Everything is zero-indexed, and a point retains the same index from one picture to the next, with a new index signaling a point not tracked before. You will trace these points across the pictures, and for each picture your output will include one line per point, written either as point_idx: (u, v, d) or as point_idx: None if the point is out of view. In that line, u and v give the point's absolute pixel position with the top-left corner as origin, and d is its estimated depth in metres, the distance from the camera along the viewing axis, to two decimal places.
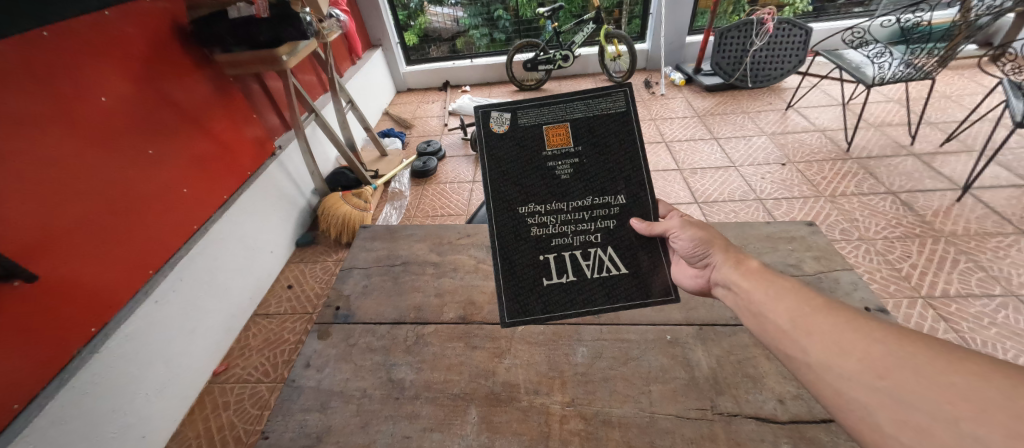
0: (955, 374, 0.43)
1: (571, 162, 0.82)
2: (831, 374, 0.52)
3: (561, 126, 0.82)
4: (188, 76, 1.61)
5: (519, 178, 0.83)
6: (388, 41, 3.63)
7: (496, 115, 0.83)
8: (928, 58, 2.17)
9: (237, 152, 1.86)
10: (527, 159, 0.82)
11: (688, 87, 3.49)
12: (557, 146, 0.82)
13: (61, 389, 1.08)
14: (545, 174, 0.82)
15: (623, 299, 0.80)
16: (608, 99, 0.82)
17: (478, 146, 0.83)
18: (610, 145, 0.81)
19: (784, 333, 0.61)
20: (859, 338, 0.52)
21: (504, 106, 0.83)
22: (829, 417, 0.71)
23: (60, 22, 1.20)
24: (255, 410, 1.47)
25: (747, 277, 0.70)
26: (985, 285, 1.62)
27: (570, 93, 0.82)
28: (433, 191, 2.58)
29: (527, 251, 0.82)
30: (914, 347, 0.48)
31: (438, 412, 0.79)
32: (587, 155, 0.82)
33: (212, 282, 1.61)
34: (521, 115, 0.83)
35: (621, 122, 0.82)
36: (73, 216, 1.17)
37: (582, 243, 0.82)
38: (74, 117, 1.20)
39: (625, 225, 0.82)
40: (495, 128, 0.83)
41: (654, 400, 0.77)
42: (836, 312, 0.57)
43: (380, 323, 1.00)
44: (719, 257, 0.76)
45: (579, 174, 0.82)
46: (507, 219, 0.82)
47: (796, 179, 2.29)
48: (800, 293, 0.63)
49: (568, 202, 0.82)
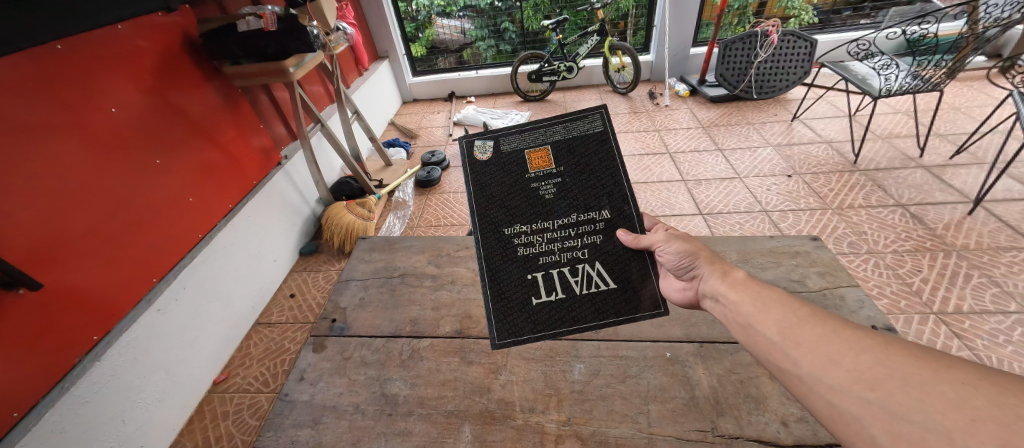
0: (943, 383, 0.42)
1: (553, 182, 0.82)
2: (822, 386, 0.50)
3: (541, 149, 0.83)
4: (197, 86, 1.65)
5: (504, 200, 0.82)
6: (396, 53, 3.69)
7: (479, 143, 0.84)
8: (936, 70, 2.12)
9: (244, 161, 1.88)
10: (511, 181, 0.83)
11: (693, 98, 3.49)
12: (539, 168, 0.83)
13: (61, 397, 1.09)
14: (529, 195, 0.82)
15: (612, 314, 0.78)
16: (585, 120, 0.84)
17: (462, 175, 0.84)
18: (590, 163, 0.81)
19: (773, 345, 0.58)
20: (847, 347, 0.51)
21: (486, 135, 0.84)
22: (834, 442, 0.69)
23: (76, 36, 1.23)
24: (254, 420, 1.46)
25: (736, 289, 0.68)
26: (999, 302, 1.58)
27: (547, 118, 0.83)
28: (436, 200, 2.59)
29: (514, 270, 0.81)
30: (901, 356, 0.47)
31: (431, 429, 0.78)
32: (569, 175, 0.82)
33: (216, 289, 1.62)
34: (503, 141, 0.84)
35: (601, 140, 0.82)
36: (81, 225, 1.19)
37: (570, 260, 0.81)
38: (86, 126, 1.23)
39: (613, 239, 0.81)
40: (478, 155, 0.84)
41: (654, 421, 0.75)
42: (823, 322, 0.56)
43: (375, 337, 0.99)
44: (706, 269, 0.74)
45: (563, 193, 0.82)
46: (494, 240, 0.82)
47: (803, 191, 2.26)
48: (787, 303, 0.61)
49: (554, 220, 0.81)
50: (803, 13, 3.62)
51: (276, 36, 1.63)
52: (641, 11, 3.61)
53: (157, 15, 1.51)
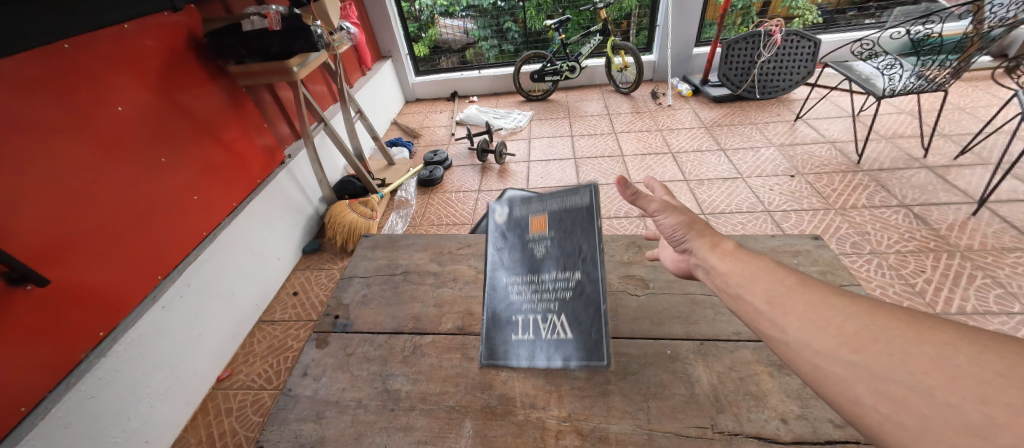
0: (926, 344, 0.43)
1: (544, 244, 0.88)
2: (809, 351, 0.50)
3: (541, 216, 0.90)
4: (202, 86, 1.66)
5: (504, 253, 0.92)
6: (399, 53, 3.70)
7: (498, 207, 0.96)
8: (940, 70, 2.11)
9: (248, 160, 1.89)
10: (513, 239, 0.92)
11: (695, 98, 3.49)
12: (536, 231, 0.89)
13: (68, 392, 1.10)
14: (523, 252, 0.90)
15: (563, 358, 0.81)
16: (581, 195, 0.87)
17: (483, 230, 0.97)
18: (577, 232, 0.84)
19: (760, 314, 0.57)
20: (832, 313, 0.51)
21: (505, 201, 0.96)
22: (833, 439, 0.69)
23: (82, 35, 1.25)
24: (256, 417, 1.47)
25: (724, 260, 0.67)
26: (1003, 303, 1.57)
27: (552, 191, 0.90)
28: (439, 200, 2.60)
29: (498, 310, 0.89)
30: (886, 321, 0.48)
31: (432, 424, 0.79)
32: (557, 239, 0.86)
33: (220, 288, 1.63)
34: (515, 207, 0.94)
35: (588, 215, 0.84)
36: (87, 223, 1.20)
37: (541, 308, 0.85)
38: (93, 125, 1.24)
39: (581, 296, 0.82)
40: (495, 216, 0.96)
41: (653, 417, 0.76)
42: (809, 290, 0.56)
43: (378, 333, 1.00)
44: (696, 242, 0.73)
45: (549, 253, 0.87)
46: (488, 284, 0.92)
47: (806, 191, 2.25)
48: (774, 273, 0.61)
49: (537, 273, 0.87)
50: (807, 13, 3.59)
51: (279, 36, 1.65)
52: (644, 11, 3.61)
53: (162, 15, 1.53)
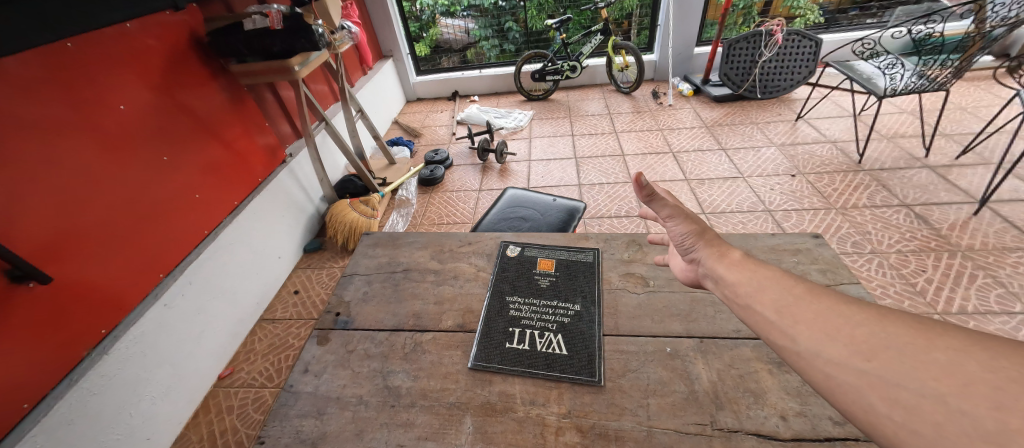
0: (937, 350, 0.43)
1: (549, 278, 1.07)
2: (820, 360, 0.49)
3: (549, 260, 1.13)
4: (204, 85, 1.67)
5: (513, 280, 1.08)
6: (400, 52, 3.70)
7: (512, 247, 1.20)
8: (942, 70, 2.11)
9: (249, 159, 1.90)
10: (522, 271, 1.11)
11: (696, 97, 3.49)
12: (543, 269, 1.11)
13: (70, 389, 1.11)
14: (531, 281, 1.07)
15: (558, 370, 0.85)
16: (583, 253, 1.16)
17: (494, 261, 1.16)
18: (578, 277, 1.07)
19: (771, 324, 0.57)
20: (842, 321, 0.51)
21: (519, 244, 1.20)
22: (832, 437, 0.69)
23: (86, 35, 1.26)
24: (257, 415, 1.48)
25: (733, 270, 0.68)
26: (1004, 302, 1.57)
27: (559, 245, 1.18)
28: (440, 199, 2.61)
29: (500, 322, 0.97)
30: (896, 328, 0.47)
31: (432, 421, 0.79)
32: (561, 277, 1.07)
33: (221, 286, 1.64)
34: (527, 249, 1.18)
35: (588, 267, 1.10)
36: (90, 221, 1.21)
37: (541, 327, 0.95)
38: (96, 124, 1.25)
39: (578, 323, 0.95)
40: (509, 253, 1.17)
41: (653, 414, 0.76)
42: (819, 299, 0.56)
43: (379, 330, 1.00)
44: (704, 251, 0.74)
45: (553, 286, 1.04)
46: (495, 301, 1.03)
47: (806, 191, 2.25)
48: (782, 283, 0.61)
49: (541, 299, 1.01)
50: (808, 13, 3.58)
51: (281, 35, 1.65)
52: (645, 11, 3.60)
53: (165, 14, 1.53)
